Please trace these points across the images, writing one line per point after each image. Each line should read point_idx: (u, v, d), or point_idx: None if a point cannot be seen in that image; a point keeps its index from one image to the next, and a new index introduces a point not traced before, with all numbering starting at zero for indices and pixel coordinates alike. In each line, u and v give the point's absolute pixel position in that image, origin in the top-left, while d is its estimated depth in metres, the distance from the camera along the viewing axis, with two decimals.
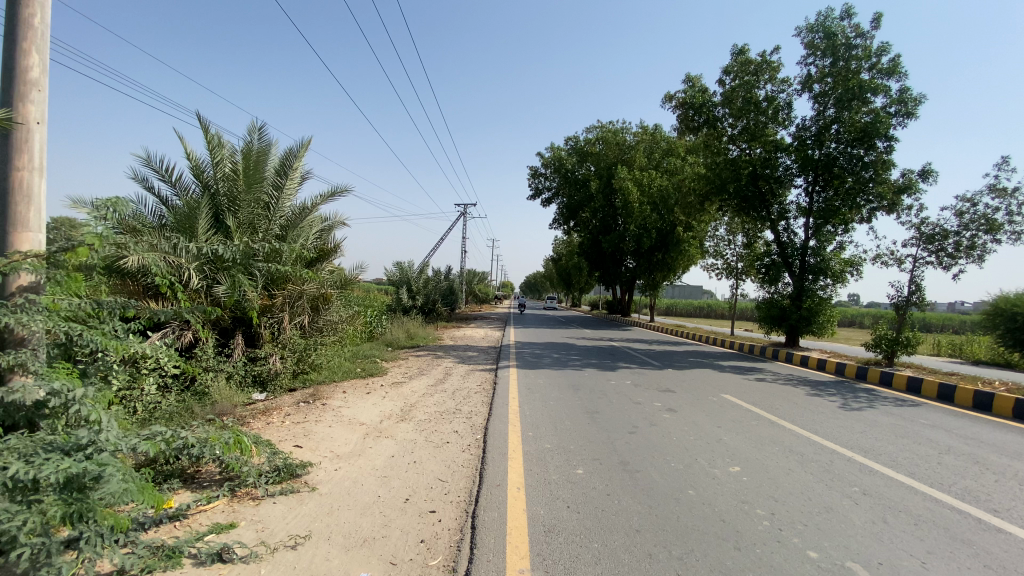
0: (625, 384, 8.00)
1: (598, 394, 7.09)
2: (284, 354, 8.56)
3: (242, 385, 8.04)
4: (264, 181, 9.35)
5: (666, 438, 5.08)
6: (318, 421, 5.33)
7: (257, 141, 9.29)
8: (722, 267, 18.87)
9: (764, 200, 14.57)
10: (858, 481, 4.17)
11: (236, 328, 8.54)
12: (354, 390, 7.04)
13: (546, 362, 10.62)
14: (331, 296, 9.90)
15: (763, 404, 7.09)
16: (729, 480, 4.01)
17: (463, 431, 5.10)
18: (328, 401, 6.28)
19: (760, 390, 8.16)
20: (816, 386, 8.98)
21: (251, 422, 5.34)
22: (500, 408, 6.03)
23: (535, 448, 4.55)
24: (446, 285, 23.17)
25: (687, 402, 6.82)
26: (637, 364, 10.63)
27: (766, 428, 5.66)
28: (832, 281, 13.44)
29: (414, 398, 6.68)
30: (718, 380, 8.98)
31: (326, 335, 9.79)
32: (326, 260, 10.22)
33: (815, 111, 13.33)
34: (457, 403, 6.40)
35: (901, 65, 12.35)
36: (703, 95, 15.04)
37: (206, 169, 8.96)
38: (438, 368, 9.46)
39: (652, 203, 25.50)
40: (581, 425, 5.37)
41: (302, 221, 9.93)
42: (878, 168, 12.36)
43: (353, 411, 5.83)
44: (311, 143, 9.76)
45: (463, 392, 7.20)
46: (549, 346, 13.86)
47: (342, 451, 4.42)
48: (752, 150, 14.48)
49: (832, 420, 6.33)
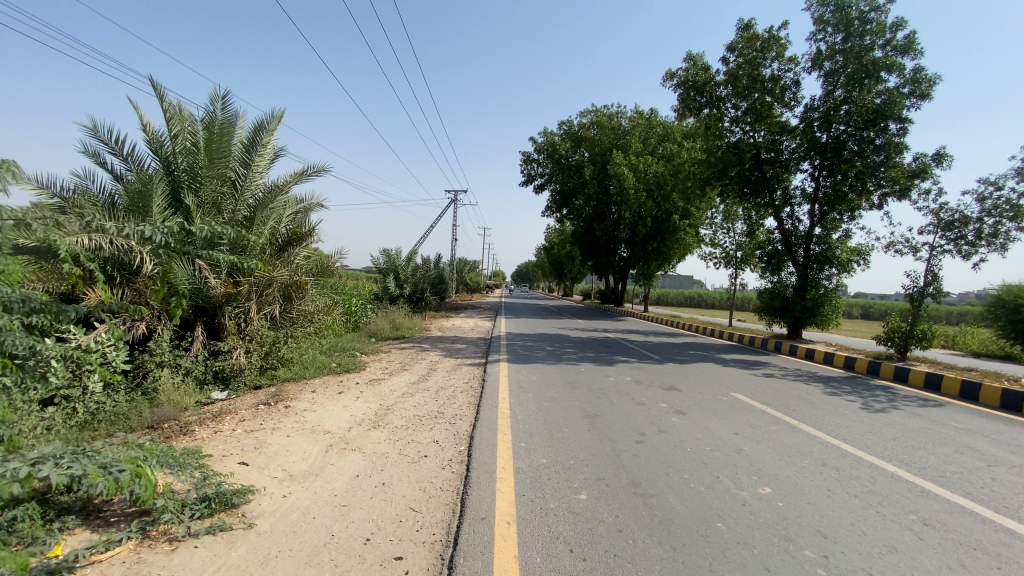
0: (626, 381, 7.32)
1: (597, 394, 6.39)
2: (251, 348, 7.75)
3: (202, 382, 7.24)
4: (230, 156, 8.46)
5: (679, 449, 4.40)
6: (276, 429, 4.59)
7: (221, 111, 8.37)
8: (720, 257, 18.21)
9: (768, 184, 13.85)
10: (913, 508, 3.50)
11: (197, 319, 7.74)
12: (325, 389, 6.29)
13: (538, 355, 9.92)
14: (306, 284, 9.11)
15: (777, 404, 6.46)
16: (762, 507, 3.33)
17: (444, 442, 4.39)
18: (293, 403, 5.54)
19: (771, 388, 7.52)
20: (829, 382, 8.35)
21: (196, 430, 4.58)
22: (487, 412, 5.31)
23: (528, 466, 3.84)
24: (435, 273, 22.40)
25: (696, 403, 6.15)
26: (636, 358, 9.97)
27: (788, 435, 5.01)
28: (838, 271, 12.81)
29: (393, 398, 5.95)
30: (724, 376, 8.33)
31: (300, 327, 9.00)
32: (300, 243, 9.27)
33: (824, 91, 12.61)
34: (439, 405, 5.68)
35: (917, 42, 11.62)
36: (706, 74, 14.22)
37: (164, 143, 8.06)
38: (422, 362, 8.73)
39: (648, 189, 24.77)
40: (581, 432, 4.68)
41: (274, 202, 8.93)
42: (890, 151, 11.66)
43: (319, 416, 5.09)
44: (283, 116, 8.84)
45: (448, 390, 6.48)
46: (541, 338, 13.19)
47: (296, 470, 3.69)
48: (756, 133, 13.77)
49: (858, 424, 5.70)
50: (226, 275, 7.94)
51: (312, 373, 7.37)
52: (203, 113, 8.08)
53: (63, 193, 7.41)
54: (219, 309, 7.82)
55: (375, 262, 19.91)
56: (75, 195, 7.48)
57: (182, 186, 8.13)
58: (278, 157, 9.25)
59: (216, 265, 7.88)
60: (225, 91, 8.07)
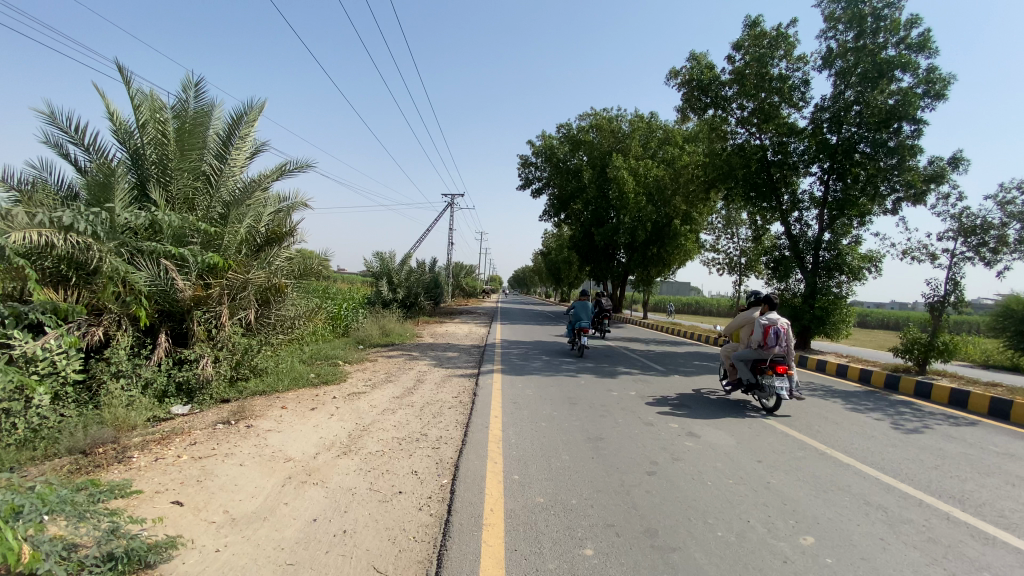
0: (630, 396, 6.71)
1: (598, 411, 5.77)
2: (220, 357, 7.05)
3: (164, 395, 6.53)
4: (203, 149, 7.78)
5: (697, 484, 3.78)
6: (228, 456, 3.94)
7: (194, 100, 7.70)
8: (723, 263, 17.58)
9: (774, 188, 13.36)
10: (984, 562, 2.88)
11: (162, 325, 7.08)
12: (296, 405, 5.65)
13: (535, 365, 9.29)
14: (285, 287, 8.49)
15: (798, 424, 5.85)
16: (809, 566, 2.71)
17: (424, 473, 3.76)
18: (257, 422, 4.90)
19: (787, 405, 6.90)
20: (846, 398, 7.75)
21: (134, 457, 3.96)
22: (477, 433, 4.69)
23: (521, 508, 3.20)
24: (429, 278, 21.71)
25: (709, 423, 5.54)
26: (638, 369, 9.34)
27: (819, 465, 4.40)
28: (848, 277, 12.26)
29: (371, 416, 5.31)
30: (734, 390, 7.72)
31: (275, 334, 8.36)
32: (278, 243, 8.69)
33: (834, 90, 12.09)
34: (423, 425, 5.04)
35: (932, 40, 11.14)
36: (711, 72, 13.69)
37: (132, 133, 7.41)
38: (410, 373, 8.08)
39: (648, 194, 24.20)
40: (582, 461, 4.06)
41: (251, 198, 8.07)
42: (904, 154, 11.15)
43: (283, 439, 4.44)
44: (263, 107, 8.14)
45: (434, 407, 5.84)
46: (538, 345, 12.54)
47: (242, 511, 3.06)
48: (763, 134, 13.25)
49: (891, 449, 5.09)
50: (196, 277, 7.29)
51: (285, 386, 6.69)
52: (174, 101, 7.41)
53: (16, 185, 6.76)
54: (186, 314, 7.16)
55: (368, 265, 19.29)
56: (30, 188, 6.84)
57: (150, 180, 7.48)
58: (258, 151, 8.59)
59: (185, 265, 7.22)
60: (199, 79, 7.40)
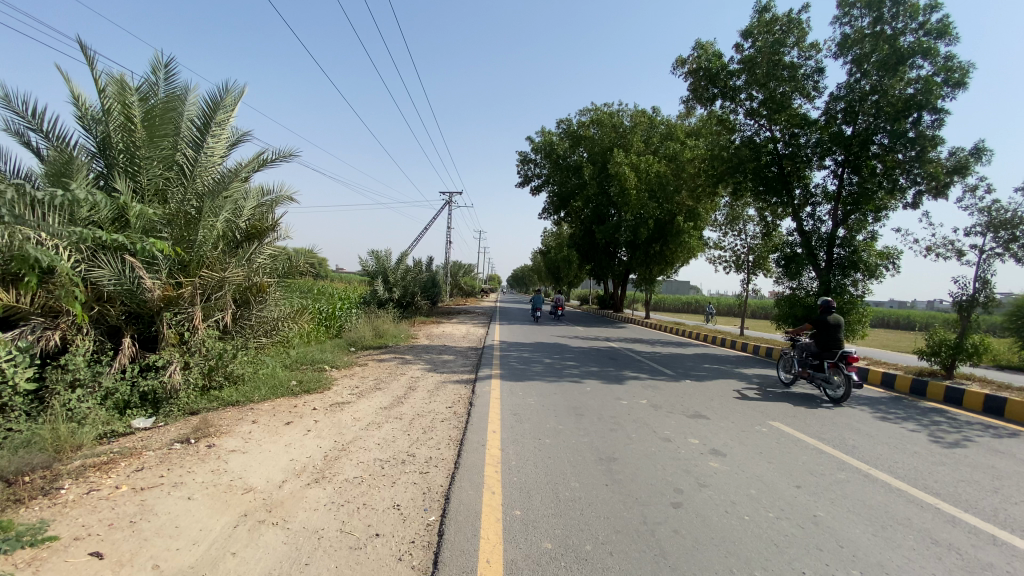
0: (641, 406, 6.10)
1: (607, 424, 5.18)
2: (190, 363, 6.38)
3: (128, 406, 5.87)
4: (175, 136, 7.12)
5: (733, 519, 3.18)
6: (176, 488, 3.34)
7: (163, 83, 7.04)
8: (730, 260, 16.97)
9: (785, 182, 12.74)
10: None
11: (128, 328, 6.46)
12: (269, 419, 5.03)
13: (536, 369, 8.70)
14: (266, 287, 7.90)
15: (831, 438, 5.25)
16: None
17: (409, 508, 3.16)
18: (221, 440, 4.28)
19: (812, 415, 6.30)
20: (872, 405, 7.15)
21: (65, 489, 3.37)
22: (472, 454, 4.09)
23: (524, 558, 2.61)
24: (426, 276, 21.07)
25: (732, 438, 4.93)
26: (646, 374, 8.73)
27: (867, 493, 3.80)
28: (864, 276, 11.64)
29: (352, 432, 4.70)
30: (753, 397, 7.11)
31: (254, 338, 7.74)
32: (259, 239, 8.09)
33: (849, 79, 11.49)
34: (410, 442, 4.45)
35: (953, 25, 10.55)
36: (719, 61, 13.06)
37: (97, 118, 6.75)
38: (401, 379, 7.48)
39: (650, 190, 23.54)
40: (595, 490, 3.46)
41: (227, 191, 7.43)
42: (925, 145, 10.52)
43: (246, 463, 3.83)
44: (241, 91, 7.50)
45: (425, 420, 5.23)
46: (539, 348, 11.94)
47: (175, 566, 2.47)
48: (773, 127, 12.65)
49: (942, 468, 4.49)
50: (166, 275, 6.70)
51: (261, 396, 6.04)
52: (142, 84, 6.74)
53: None
54: (155, 316, 6.54)
55: (363, 264, 18.68)
56: None
57: (118, 169, 6.83)
58: (237, 141, 7.94)
59: (154, 263, 6.63)
60: (169, 60, 6.73)
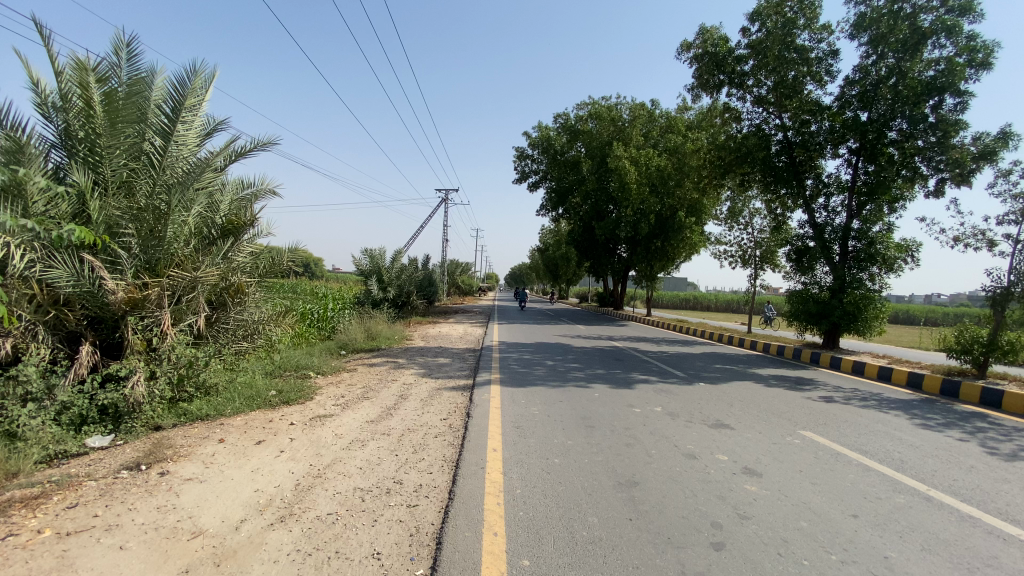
0: (657, 414, 5.51)
1: (622, 437, 4.59)
2: (157, 373, 5.70)
3: (85, 424, 5.15)
4: (141, 123, 6.42)
5: (791, 565, 2.60)
6: (108, 534, 2.71)
7: (126, 64, 6.35)
8: (735, 256, 16.36)
9: (797, 172, 12.13)
10: None
11: (89, 334, 5.81)
12: (237, 437, 4.41)
13: (538, 373, 8.12)
14: (244, 287, 7.33)
15: (875, 452, 4.68)
16: None
17: (393, 558, 2.57)
18: (176, 467, 3.66)
19: (845, 422, 5.73)
20: (904, 410, 6.58)
21: None
22: (470, 481, 3.50)
23: None
24: (422, 275, 20.41)
25: (765, 454, 4.35)
26: (656, 376, 8.13)
27: (937, 524, 3.22)
28: (882, 270, 11.07)
29: (332, 453, 4.09)
30: (775, 402, 6.54)
31: (230, 342, 7.15)
32: (236, 236, 7.48)
33: (865, 62, 10.91)
34: (398, 465, 3.85)
35: (977, 2, 9.98)
36: (725, 45, 12.46)
37: (52, 103, 6.06)
38: (393, 386, 6.87)
39: (651, 185, 22.93)
40: (618, 529, 2.87)
41: (200, 183, 6.78)
42: (947, 130, 9.98)
43: (201, 497, 3.20)
44: (215, 76, 6.87)
45: (416, 435, 4.63)
46: (539, 349, 11.36)
47: None
48: (783, 114, 12.05)
49: (1010, 487, 3.93)
50: (131, 277, 6.06)
51: (234, 409, 5.42)
52: (105, 67, 6.07)
53: None
54: (120, 321, 5.88)
55: (356, 263, 18.03)
56: None
57: (78, 159, 6.13)
58: (211, 130, 7.29)
59: (116, 263, 6.03)
60: (131, 38, 6.06)
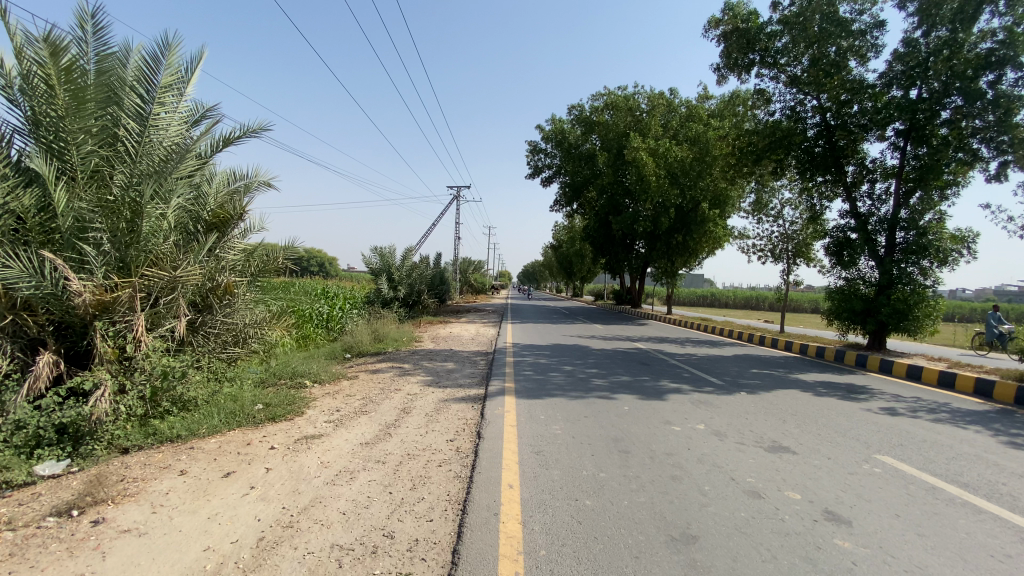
0: (700, 434, 4.67)
1: (666, 467, 3.77)
2: (127, 386, 5.01)
3: (39, 446, 4.44)
4: (113, 107, 5.76)
5: None
6: None
7: (94, 41, 5.68)
8: (765, 250, 15.34)
9: (837, 157, 11.17)
10: None
11: (53, 342, 5.17)
12: (203, 468, 3.69)
13: (557, 380, 7.32)
14: (234, 287, 6.68)
15: (979, 484, 3.78)
16: None
17: None
18: (115, 513, 2.96)
19: (924, 442, 4.82)
20: (985, 424, 5.64)
21: None
22: (478, 536, 2.71)
23: None
24: (433, 273, 19.72)
25: (847, 491, 3.50)
26: (690, 384, 7.27)
27: None
28: (934, 263, 10.05)
29: (312, 491, 3.34)
30: (834, 416, 5.65)
31: (216, 349, 6.48)
32: (223, 231, 6.77)
33: (916, 35, 9.84)
34: (390, 508, 3.08)
35: None
36: (756, 21, 11.52)
37: (12, 85, 5.40)
38: (395, 397, 6.13)
39: (671, 176, 21.55)
40: None
41: (181, 171, 6.09)
42: (1010, 106, 8.93)
43: (133, 560, 2.50)
44: (197, 55, 6.17)
45: (416, 463, 3.87)
46: (557, 352, 10.56)
47: None
48: (821, 94, 11.04)
49: None
50: (102, 277, 5.40)
51: (210, 429, 4.72)
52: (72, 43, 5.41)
53: None
54: (88, 327, 5.21)
55: (365, 260, 17.39)
56: None
57: (43, 146, 5.48)
58: (198, 117, 6.61)
59: (85, 264, 5.39)
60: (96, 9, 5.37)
